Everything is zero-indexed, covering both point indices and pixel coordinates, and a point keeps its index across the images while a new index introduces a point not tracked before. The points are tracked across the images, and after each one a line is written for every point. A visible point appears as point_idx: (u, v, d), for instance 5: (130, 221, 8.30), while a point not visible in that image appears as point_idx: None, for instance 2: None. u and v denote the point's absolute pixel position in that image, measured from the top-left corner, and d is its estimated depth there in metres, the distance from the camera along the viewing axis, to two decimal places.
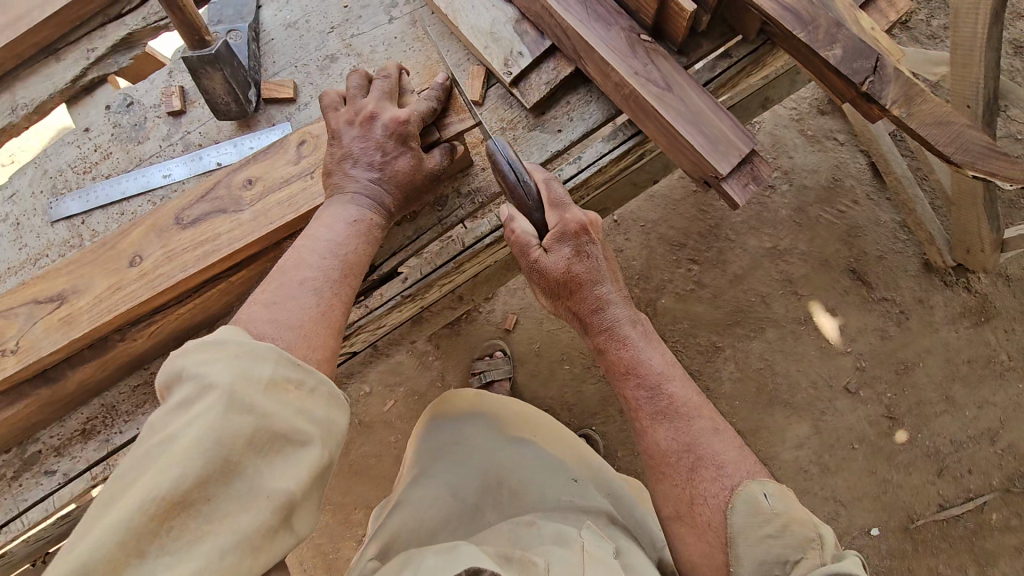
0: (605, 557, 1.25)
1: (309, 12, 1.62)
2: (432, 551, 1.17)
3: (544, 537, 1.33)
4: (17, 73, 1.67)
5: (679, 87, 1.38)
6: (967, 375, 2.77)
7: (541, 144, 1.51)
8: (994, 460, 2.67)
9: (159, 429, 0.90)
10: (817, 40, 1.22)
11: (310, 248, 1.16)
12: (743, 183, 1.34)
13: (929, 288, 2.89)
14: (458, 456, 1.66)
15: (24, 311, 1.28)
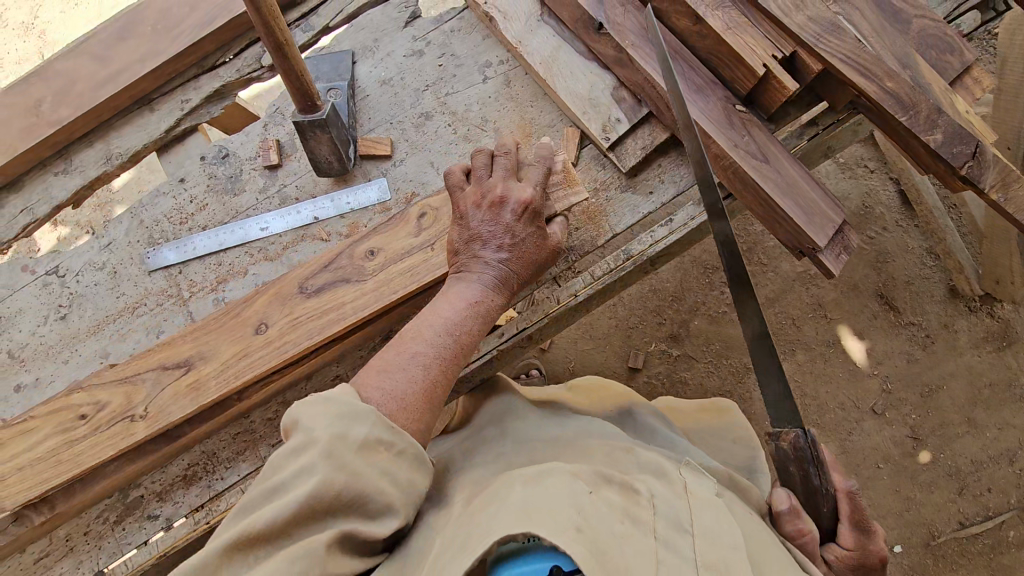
0: (715, 503, 1.04)
1: (404, 69, 1.66)
2: (522, 480, 0.97)
3: (641, 469, 1.11)
4: (112, 122, 1.70)
5: (776, 159, 1.44)
6: (988, 399, 2.81)
7: (631, 205, 1.56)
8: (1013, 480, 2.71)
9: (269, 466, 0.98)
10: (918, 124, 1.29)
11: (429, 323, 1.20)
12: (837, 253, 1.41)
13: (953, 312, 2.95)
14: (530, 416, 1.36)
15: (150, 378, 1.35)
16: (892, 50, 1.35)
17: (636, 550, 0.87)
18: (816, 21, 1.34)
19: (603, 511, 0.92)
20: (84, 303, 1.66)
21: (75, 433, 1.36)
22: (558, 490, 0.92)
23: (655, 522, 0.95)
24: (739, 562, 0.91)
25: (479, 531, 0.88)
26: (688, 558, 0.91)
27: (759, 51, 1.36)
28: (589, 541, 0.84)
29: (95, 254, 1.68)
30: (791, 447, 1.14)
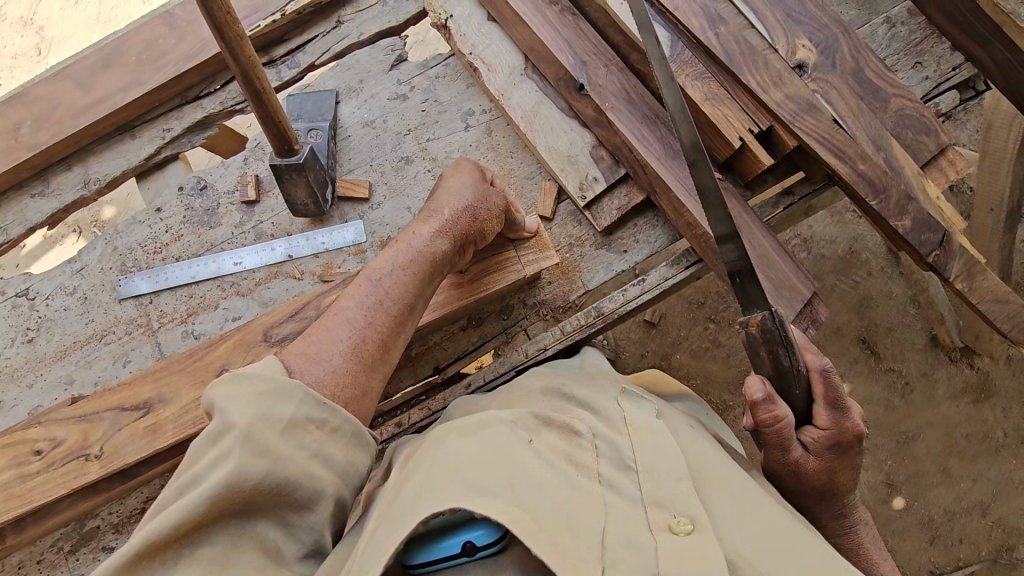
0: (657, 430, 1.02)
1: (387, 111, 1.67)
2: (456, 431, 0.93)
3: (579, 403, 1.09)
4: (92, 147, 1.70)
5: (748, 229, 1.45)
6: (964, 449, 2.82)
7: (603, 262, 1.57)
8: (983, 531, 2.72)
9: (188, 459, 0.90)
10: (888, 210, 1.29)
11: (356, 282, 1.24)
12: (804, 327, 1.42)
13: (934, 362, 2.95)
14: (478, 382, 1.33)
15: (110, 417, 1.35)
16: (866, 132, 1.35)
17: (582, 504, 0.86)
18: (793, 99, 1.34)
19: (540, 465, 0.88)
20: (52, 327, 1.65)
21: (29, 464, 1.34)
22: (493, 446, 0.89)
23: (599, 466, 0.94)
24: (685, 495, 0.92)
25: (408, 502, 0.83)
26: (634, 499, 0.92)
27: (735, 123, 1.38)
28: (528, 515, 0.80)
29: (67, 278, 1.68)
30: (758, 330, 1.12)
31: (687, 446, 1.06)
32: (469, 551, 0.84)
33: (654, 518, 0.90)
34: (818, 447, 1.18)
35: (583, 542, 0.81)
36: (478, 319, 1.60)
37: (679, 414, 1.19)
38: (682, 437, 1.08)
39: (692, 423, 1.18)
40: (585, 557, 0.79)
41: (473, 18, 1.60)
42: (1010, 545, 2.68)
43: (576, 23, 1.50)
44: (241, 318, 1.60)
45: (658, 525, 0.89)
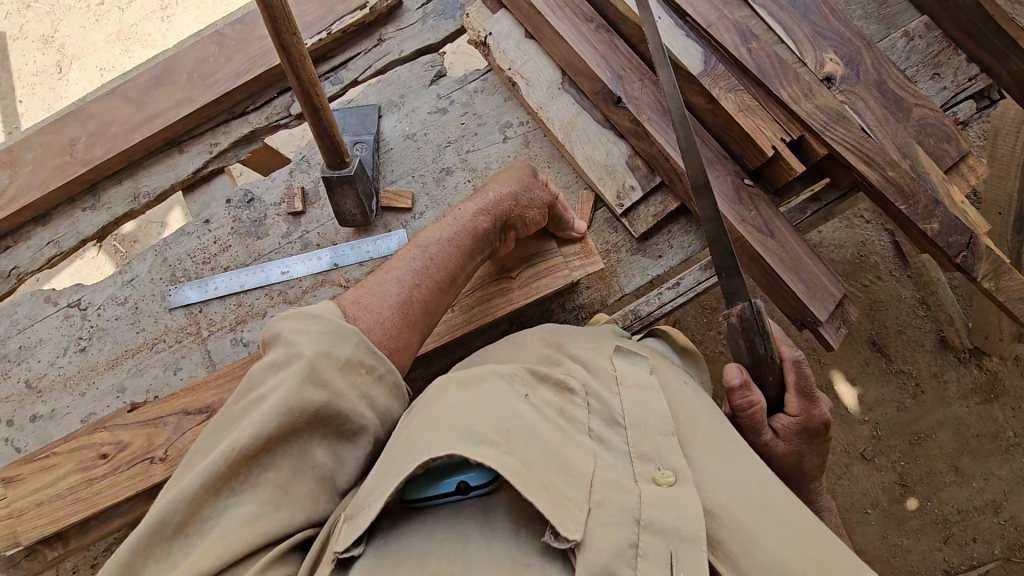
0: (647, 386, 1.10)
1: (428, 125, 1.74)
2: (455, 385, 1.02)
3: (574, 363, 1.18)
4: (141, 162, 1.76)
5: (781, 235, 1.51)
6: (976, 449, 2.86)
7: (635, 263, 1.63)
8: (997, 531, 2.75)
9: (250, 384, 1.01)
10: (917, 213, 1.36)
11: (407, 249, 1.34)
12: (836, 327, 1.48)
13: (943, 362, 3.02)
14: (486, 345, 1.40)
15: (173, 422, 1.42)
16: (893, 139, 1.42)
17: (571, 452, 0.96)
18: (823, 110, 1.42)
19: (533, 417, 0.98)
20: (104, 336, 1.70)
21: (93, 468, 1.40)
22: (492, 398, 0.99)
23: (590, 421, 1.04)
24: (671, 447, 1.00)
25: (409, 447, 0.91)
26: (621, 451, 1.01)
27: (768, 134, 1.45)
28: (518, 460, 0.90)
29: (118, 289, 1.73)
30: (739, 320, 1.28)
31: (683, 397, 1.15)
32: (462, 488, 0.94)
33: (640, 470, 0.97)
34: (788, 432, 1.31)
35: (570, 483, 0.92)
36: (519, 324, 1.62)
37: (674, 368, 1.26)
38: (673, 394, 1.15)
39: (686, 380, 1.24)
40: (571, 496, 0.90)
41: (511, 35, 1.68)
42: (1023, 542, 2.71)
43: (610, 39, 1.58)
44: None
45: (643, 475, 0.97)
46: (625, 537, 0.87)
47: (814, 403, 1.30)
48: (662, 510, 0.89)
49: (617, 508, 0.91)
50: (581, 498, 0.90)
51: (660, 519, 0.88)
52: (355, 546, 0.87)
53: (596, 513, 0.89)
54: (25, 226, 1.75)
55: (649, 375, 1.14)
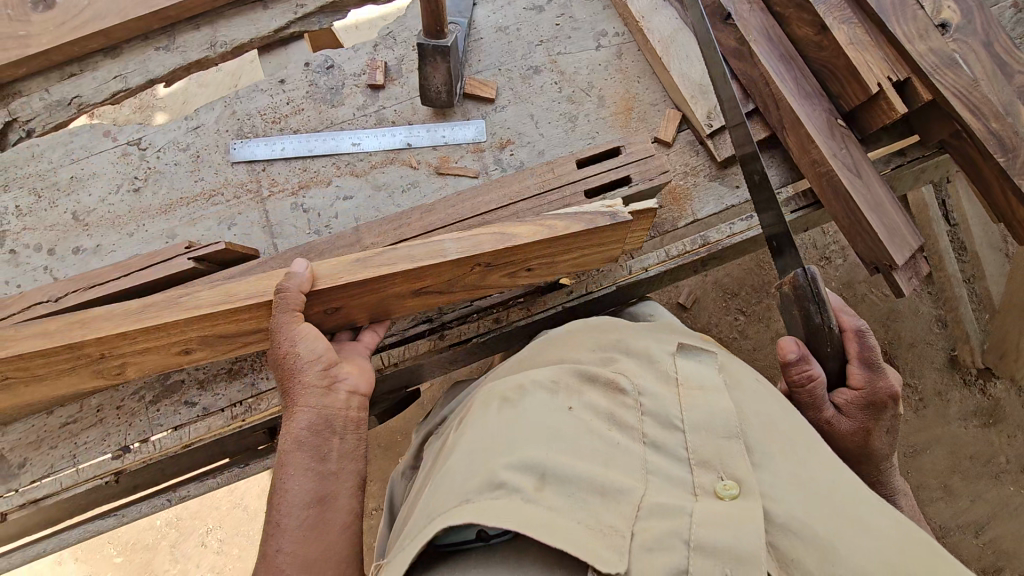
0: (712, 388, 1.09)
1: (521, 21, 1.71)
2: (496, 412, 1.07)
3: (629, 357, 1.18)
4: (222, 11, 1.71)
5: (868, 177, 1.49)
6: (967, 469, 3.06)
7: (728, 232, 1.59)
8: (975, 551, 2.98)
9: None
10: (1014, 167, 1.37)
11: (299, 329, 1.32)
12: (910, 276, 1.47)
13: (950, 382, 3.17)
14: (553, 335, 1.38)
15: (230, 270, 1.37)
16: (999, 94, 1.43)
17: (618, 473, 0.99)
18: (936, 53, 1.43)
19: (573, 433, 1.03)
20: (160, 180, 1.65)
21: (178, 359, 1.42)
22: (534, 419, 1.04)
23: (644, 427, 1.05)
24: (734, 455, 1.01)
25: (437, 501, 0.99)
26: (679, 457, 1.03)
27: (876, 70, 1.44)
28: (545, 510, 0.93)
29: (182, 134, 1.68)
30: (792, 288, 1.30)
31: (762, 411, 1.10)
32: (483, 537, 0.98)
33: (701, 480, 1.00)
34: (851, 407, 1.29)
35: (616, 508, 0.95)
36: None
37: (741, 363, 1.23)
38: (741, 395, 1.13)
39: (758, 379, 1.20)
40: (614, 525, 0.93)
41: None
42: (997, 566, 2.95)
43: None
44: (353, 198, 1.62)
45: (705, 487, 0.99)
46: (677, 562, 0.91)
47: (878, 375, 1.27)
48: (716, 534, 0.91)
49: (665, 533, 0.93)
50: (624, 526, 0.93)
51: (713, 542, 0.90)
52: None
53: (640, 539, 0.93)
54: (94, 55, 1.69)
55: (716, 375, 1.13)
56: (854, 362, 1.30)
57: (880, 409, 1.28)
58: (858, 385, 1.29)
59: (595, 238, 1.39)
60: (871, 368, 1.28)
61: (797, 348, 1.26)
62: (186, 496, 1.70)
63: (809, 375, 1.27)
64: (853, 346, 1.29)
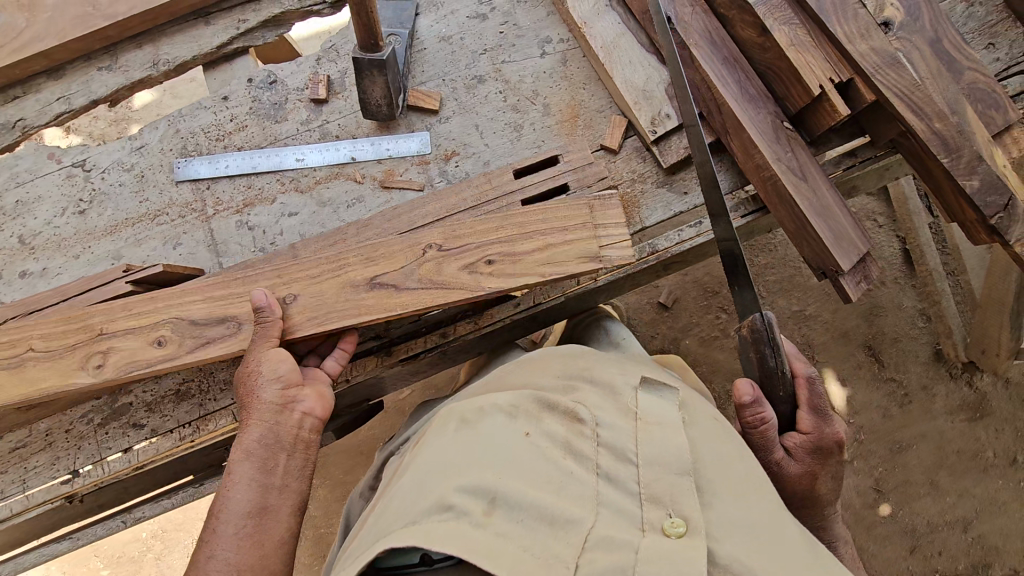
0: (671, 423, 1.05)
1: (465, 30, 1.70)
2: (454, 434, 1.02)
3: (592, 386, 1.12)
4: (164, 29, 1.70)
5: (814, 180, 1.46)
6: (953, 465, 3.02)
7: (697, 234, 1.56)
8: (962, 547, 2.95)
9: None
10: (958, 168, 1.34)
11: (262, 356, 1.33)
12: (858, 281, 1.45)
13: (935, 376, 3.13)
14: (518, 360, 1.33)
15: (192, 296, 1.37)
16: (943, 94, 1.40)
17: (567, 503, 0.93)
18: (878, 52, 1.40)
19: (528, 461, 0.97)
20: (105, 202, 1.64)
21: (146, 352, 1.34)
22: (488, 442, 0.99)
23: (599, 457, 1.00)
24: (685, 492, 0.96)
25: (381, 525, 0.94)
26: (631, 492, 0.98)
27: (817, 72, 1.42)
28: (492, 537, 0.87)
29: (126, 155, 1.67)
30: (749, 330, 1.25)
31: (717, 449, 1.05)
32: (427, 560, 0.97)
33: (651, 516, 0.94)
34: (801, 450, 1.28)
35: (561, 539, 0.89)
36: None
37: (701, 401, 1.19)
38: (698, 431, 1.08)
39: (716, 416, 1.15)
40: (559, 556, 0.87)
41: None
42: (986, 561, 2.93)
43: None
44: (297, 215, 1.61)
45: (653, 523, 0.93)
46: None
47: (826, 422, 1.28)
48: (661, 571, 0.85)
49: (611, 567, 0.87)
50: (570, 556, 0.87)
51: None
52: None
53: (585, 572, 0.86)
54: (36, 78, 1.69)
55: (675, 411, 1.08)
56: (804, 409, 1.28)
57: (826, 455, 1.29)
58: (807, 429, 1.29)
59: (554, 221, 1.39)
60: (819, 415, 1.28)
61: (752, 392, 1.20)
62: (142, 517, 1.69)
63: (760, 417, 1.22)
64: (804, 394, 1.28)
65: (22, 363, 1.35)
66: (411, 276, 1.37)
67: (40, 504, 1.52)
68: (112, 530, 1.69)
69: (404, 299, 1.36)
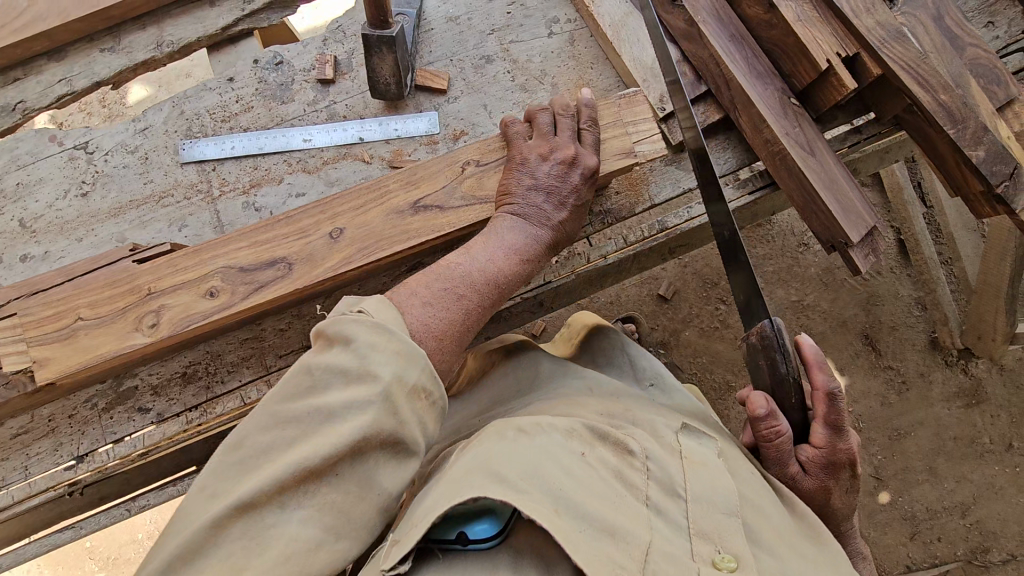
0: (714, 467, 1.08)
1: (473, 10, 1.71)
2: (511, 429, 0.98)
3: (636, 427, 1.15)
4: (169, 10, 1.69)
5: (822, 155, 1.48)
6: (951, 451, 3.06)
7: (727, 203, 1.58)
8: (961, 532, 2.96)
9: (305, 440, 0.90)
10: (964, 139, 1.35)
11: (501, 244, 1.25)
12: (866, 254, 1.46)
13: (932, 364, 3.17)
14: (542, 384, 1.34)
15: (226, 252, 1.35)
16: (949, 67, 1.42)
17: (627, 517, 0.92)
18: (883, 27, 1.42)
19: (586, 474, 0.96)
20: (108, 183, 1.62)
21: (200, 305, 1.33)
22: (548, 447, 0.96)
23: (649, 488, 1.00)
24: (731, 531, 0.99)
25: (438, 499, 0.87)
26: (680, 525, 0.98)
27: (824, 47, 1.43)
28: (564, 529, 0.85)
29: (129, 137, 1.65)
30: (758, 337, 1.16)
31: (755, 498, 1.08)
32: (463, 539, 0.89)
33: (699, 548, 0.95)
34: (813, 465, 1.22)
35: (623, 547, 0.88)
36: None
37: (734, 448, 1.23)
38: (739, 479, 1.11)
39: (749, 467, 1.18)
40: (624, 562, 0.86)
41: None
42: (984, 547, 2.94)
43: None
44: (305, 195, 1.59)
45: (703, 556, 0.94)
46: None
47: (842, 439, 1.19)
48: None
49: None
50: (635, 565, 0.86)
51: None
52: (400, 564, 0.85)
53: None
54: (36, 60, 1.66)
55: (717, 458, 1.12)
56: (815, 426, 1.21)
57: (839, 470, 1.22)
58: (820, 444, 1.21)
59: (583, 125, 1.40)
60: (836, 431, 1.19)
61: (765, 405, 1.14)
62: (143, 505, 1.66)
63: (772, 430, 1.16)
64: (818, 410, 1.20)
65: (74, 332, 1.32)
66: (455, 194, 1.38)
67: (41, 492, 1.48)
68: (117, 519, 1.63)
69: (450, 214, 1.35)
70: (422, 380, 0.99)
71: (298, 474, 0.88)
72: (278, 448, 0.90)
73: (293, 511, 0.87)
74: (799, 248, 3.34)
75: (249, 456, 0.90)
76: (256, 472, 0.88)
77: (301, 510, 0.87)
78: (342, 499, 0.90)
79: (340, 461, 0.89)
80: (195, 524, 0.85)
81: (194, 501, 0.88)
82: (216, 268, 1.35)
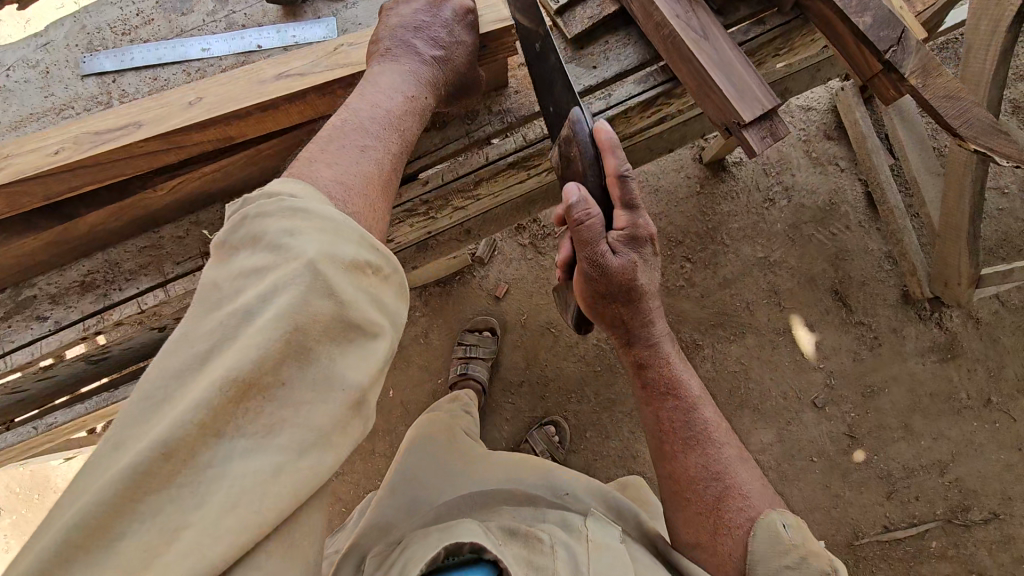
0: (613, 547, 1.29)
1: None
2: (437, 527, 1.19)
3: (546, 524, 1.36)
4: None
5: (715, 38, 1.44)
6: (927, 408, 2.93)
7: (625, 98, 1.53)
8: (940, 491, 2.84)
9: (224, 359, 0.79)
10: (849, 6, 1.32)
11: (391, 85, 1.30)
12: (764, 137, 1.38)
13: (904, 319, 3.05)
14: (445, 479, 1.50)
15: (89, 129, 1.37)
16: None
17: None
18: None
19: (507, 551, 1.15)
20: (10, 98, 1.65)
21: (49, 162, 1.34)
22: (476, 527, 1.16)
23: (558, 565, 1.18)
24: None
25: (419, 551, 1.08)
26: None
27: None
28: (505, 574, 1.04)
29: (32, 52, 1.68)
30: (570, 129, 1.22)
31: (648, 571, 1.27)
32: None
33: None
34: (620, 244, 1.28)
35: None
36: (441, 122, 1.58)
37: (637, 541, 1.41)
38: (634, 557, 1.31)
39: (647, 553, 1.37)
40: None
41: None
42: (965, 505, 2.81)
43: None
44: None
45: None
46: None
47: (639, 215, 1.28)
48: None
49: None
50: None
51: None
52: None
53: None
54: None
55: (615, 537, 1.33)
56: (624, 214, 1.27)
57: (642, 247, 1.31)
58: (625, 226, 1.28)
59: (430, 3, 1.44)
60: (633, 210, 1.28)
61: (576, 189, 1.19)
62: (53, 424, 1.66)
63: (587, 210, 1.20)
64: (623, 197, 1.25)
65: None
66: (319, 64, 1.39)
67: None
68: (22, 437, 1.66)
69: (314, 76, 1.37)
70: (359, 251, 0.92)
71: (229, 392, 0.76)
72: (197, 374, 0.79)
73: (233, 440, 0.76)
74: (763, 204, 3.25)
75: (165, 391, 0.79)
76: (172, 409, 0.77)
77: (240, 436, 0.77)
78: (297, 407, 0.80)
79: (279, 367, 0.79)
80: (106, 480, 0.73)
81: (100, 462, 0.75)
82: (71, 130, 1.38)
